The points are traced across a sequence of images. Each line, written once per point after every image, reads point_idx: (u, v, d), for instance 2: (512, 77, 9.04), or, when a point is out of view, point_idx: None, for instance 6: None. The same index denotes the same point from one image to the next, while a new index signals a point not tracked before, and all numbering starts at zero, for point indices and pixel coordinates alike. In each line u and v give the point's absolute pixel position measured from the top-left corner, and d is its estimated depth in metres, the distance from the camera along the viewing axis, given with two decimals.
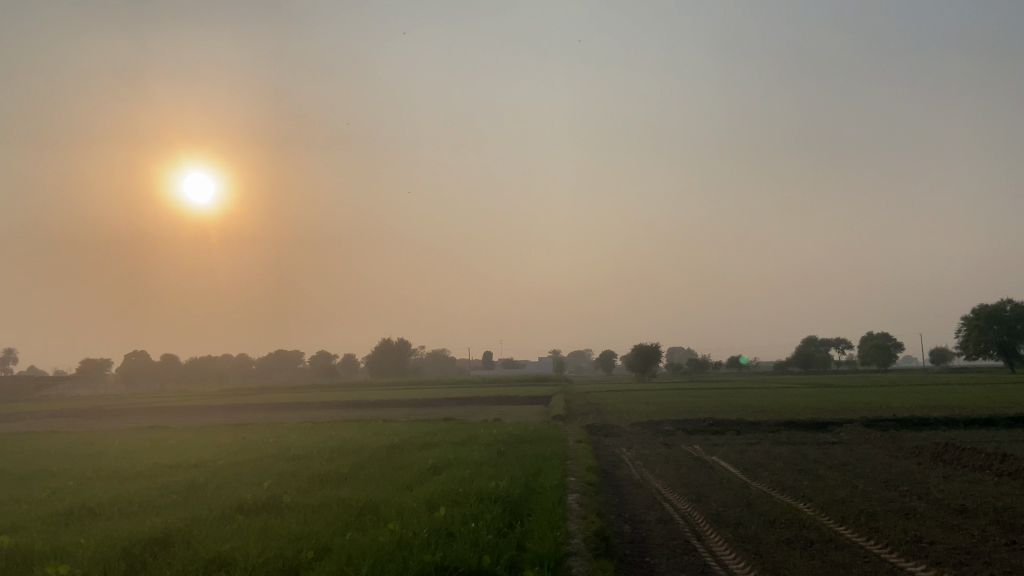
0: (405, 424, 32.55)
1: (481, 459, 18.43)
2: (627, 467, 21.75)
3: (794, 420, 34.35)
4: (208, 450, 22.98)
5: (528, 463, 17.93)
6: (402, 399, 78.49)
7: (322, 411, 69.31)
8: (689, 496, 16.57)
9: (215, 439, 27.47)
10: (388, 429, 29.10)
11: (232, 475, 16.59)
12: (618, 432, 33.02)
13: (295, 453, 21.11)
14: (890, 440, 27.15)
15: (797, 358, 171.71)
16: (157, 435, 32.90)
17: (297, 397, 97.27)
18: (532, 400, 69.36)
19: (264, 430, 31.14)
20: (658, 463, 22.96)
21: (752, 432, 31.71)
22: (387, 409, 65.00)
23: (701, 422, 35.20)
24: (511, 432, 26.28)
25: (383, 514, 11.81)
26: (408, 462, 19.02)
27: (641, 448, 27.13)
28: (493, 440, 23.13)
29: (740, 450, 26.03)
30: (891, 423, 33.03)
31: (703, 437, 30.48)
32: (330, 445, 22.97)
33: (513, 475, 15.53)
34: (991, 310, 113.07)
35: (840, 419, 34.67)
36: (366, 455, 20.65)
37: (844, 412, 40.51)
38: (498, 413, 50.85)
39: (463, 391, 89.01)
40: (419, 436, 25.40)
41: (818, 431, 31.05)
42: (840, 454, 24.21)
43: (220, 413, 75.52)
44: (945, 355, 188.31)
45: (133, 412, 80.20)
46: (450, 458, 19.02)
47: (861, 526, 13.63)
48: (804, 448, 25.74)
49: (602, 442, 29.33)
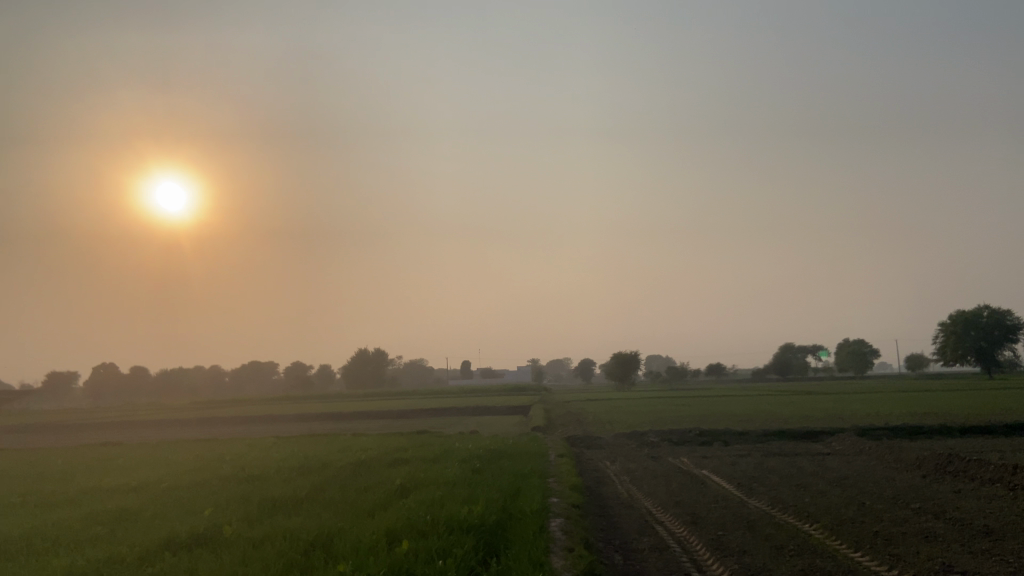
0: (377, 437, 30.87)
1: (454, 479, 16.73)
2: (613, 483, 20.19)
3: (784, 430, 33.02)
4: (159, 470, 21.17)
5: (505, 482, 16.30)
6: (378, 410, 76.55)
7: (295, 423, 67.18)
8: (684, 517, 14.99)
9: (170, 456, 25.58)
10: (358, 443, 27.31)
11: (174, 502, 14.82)
12: (601, 444, 31.41)
13: (250, 474, 19.29)
14: (887, 450, 25.78)
15: (775, 365, 171.47)
16: (112, 452, 30.92)
17: (270, 409, 94.85)
18: (510, 410, 67.67)
19: (225, 446, 29.28)
20: (645, 478, 21.37)
21: (741, 442, 30.31)
22: (362, 421, 63.08)
23: (687, 432, 33.75)
24: (489, 446, 24.62)
25: (336, 550, 10.13)
26: (375, 482, 17.32)
27: (625, 462, 25.47)
28: (467, 456, 21.42)
29: (730, 463, 24.51)
30: (884, 431, 31.76)
31: (689, 449, 29.00)
32: (291, 464, 21.15)
33: (490, 497, 13.90)
34: (967, 317, 112.90)
35: (831, 428, 33.36)
36: (328, 474, 18.88)
37: (832, 420, 39.28)
38: (476, 424, 49.18)
39: (441, 401, 87.33)
40: (389, 452, 23.62)
41: (811, 441, 29.69)
42: (837, 466, 22.77)
43: (190, 426, 73.03)
44: (920, 363, 189.91)
45: (97, 427, 77.32)
46: (421, 477, 17.34)
47: (880, 553, 12.14)
48: (798, 461, 24.23)
49: (584, 455, 27.65)
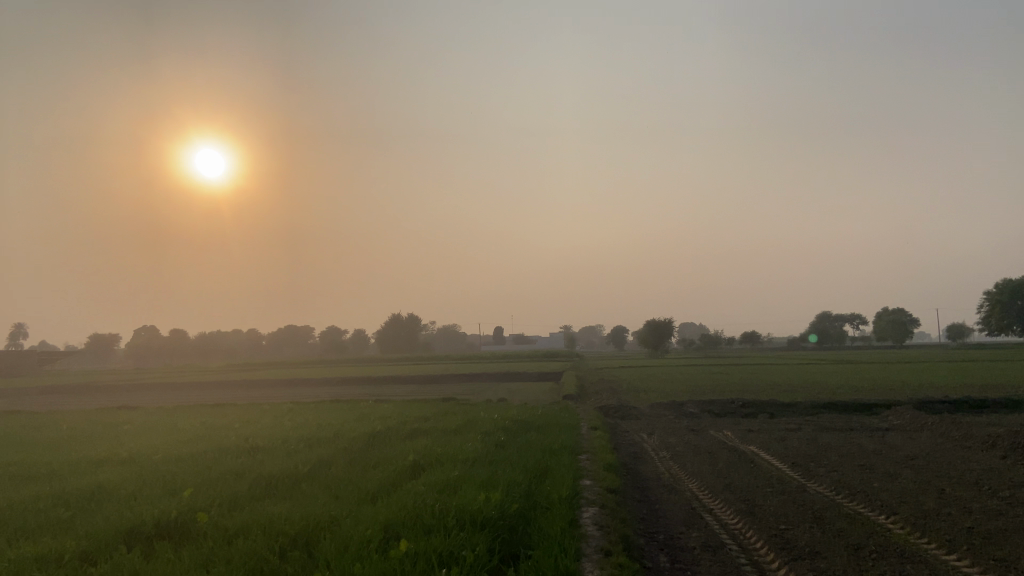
0: (399, 406, 29.12)
1: (475, 455, 14.84)
2: (651, 461, 18.20)
3: (834, 401, 30.75)
4: (161, 438, 19.65)
5: (531, 461, 14.40)
6: (407, 375, 75.40)
7: (324, 387, 66.24)
8: (738, 505, 12.95)
9: (178, 422, 24.08)
10: (379, 412, 25.64)
11: (156, 480, 13.12)
12: (636, 415, 29.46)
13: (253, 445, 17.60)
14: (953, 426, 23.44)
15: (811, 334, 167.94)
16: (126, 415, 29.65)
17: (301, 372, 94.41)
18: (541, 377, 66.00)
19: (240, 411, 27.83)
20: (687, 454, 19.31)
21: (788, 415, 28.14)
22: (390, 385, 61.87)
23: (728, 403, 31.61)
24: (514, 416, 22.77)
25: (320, 550, 8.28)
26: (388, 457, 15.48)
27: (664, 435, 23.40)
28: (491, 428, 19.55)
29: (780, 438, 22.33)
30: (945, 404, 29.34)
31: (733, 422, 26.82)
32: (301, 434, 19.46)
33: (515, 480, 12.02)
34: (1015, 286, 108.21)
35: (885, 400, 31.04)
36: (338, 447, 17.14)
37: (884, 391, 36.87)
38: (505, 391, 47.55)
39: (472, 366, 86.21)
40: (409, 421, 21.83)
41: (865, 415, 27.42)
42: (901, 444, 20.51)
43: (218, 389, 72.50)
44: (963, 332, 185.87)
45: (131, 389, 77.33)
46: (437, 452, 15.48)
47: (981, 555, 10.02)
48: (856, 437, 21.97)
49: (619, 427, 25.70)
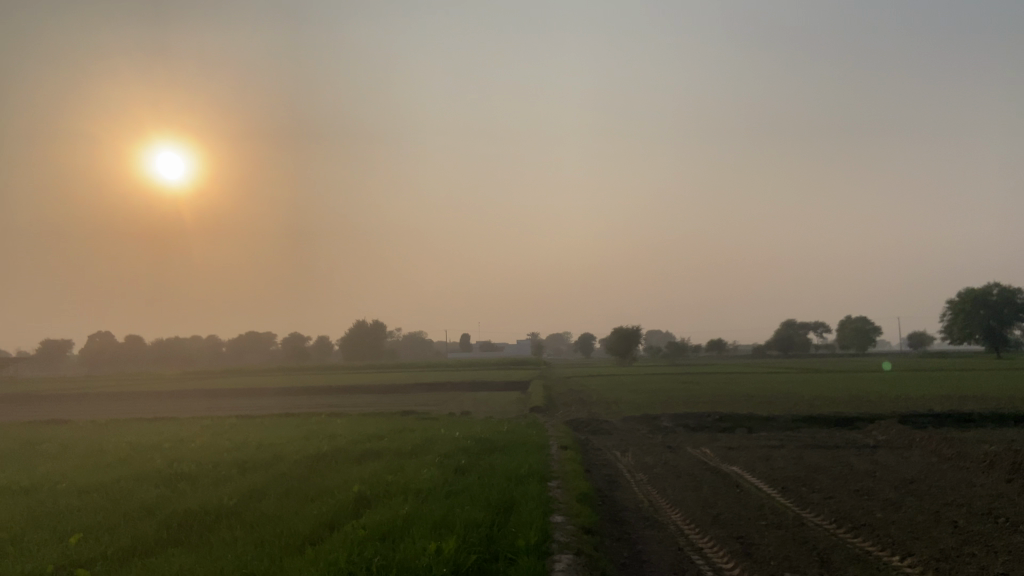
0: (353, 420, 27.08)
1: (428, 484, 13.03)
2: (628, 486, 16.51)
3: (814, 415, 29.33)
4: (78, 461, 17.54)
5: (493, 490, 12.65)
6: (371, 383, 73.13)
7: (282, 397, 63.72)
8: (731, 544, 11.30)
9: (104, 441, 21.82)
10: (330, 428, 23.62)
11: (49, 519, 11.17)
12: (608, 430, 27.81)
13: (178, 471, 15.58)
14: (944, 443, 22.02)
15: (776, 341, 168.50)
16: (55, 431, 27.29)
17: (261, 381, 91.55)
18: (507, 386, 64.22)
19: (179, 427, 25.64)
20: (667, 477, 17.67)
21: (767, 430, 26.69)
22: (350, 396, 59.58)
23: (704, 416, 30.01)
24: (476, 434, 20.99)
25: None
26: (329, 487, 13.61)
27: (639, 454, 21.68)
28: (451, 449, 17.67)
29: (763, 456, 20.76)
30: (927, 418, 28.10)
31: (710, 438, 25.25)
32: (235, 457, 17.43)
33: (474, 518, 10.22)
34: (977, 295, 108.80)
35: (865, 414, 29.72)
36: (276, 473, 15.18)
37: (861, 403, 35.66)
38: (470, 402, 45.64)
39: (437, 375, 84.20)
40: (361, 441, 19.90)
41: (847, 430, 26.07)
42: (893, 464, 19.00)
43: (170, 398, 69.52)
44: (924, 340, 187.91)
45: (81, 398, 74.15)
46: (385, 480, 13.64)
47: None
48: (844, 456, 20.52)
49: (589, 444, 23.94)
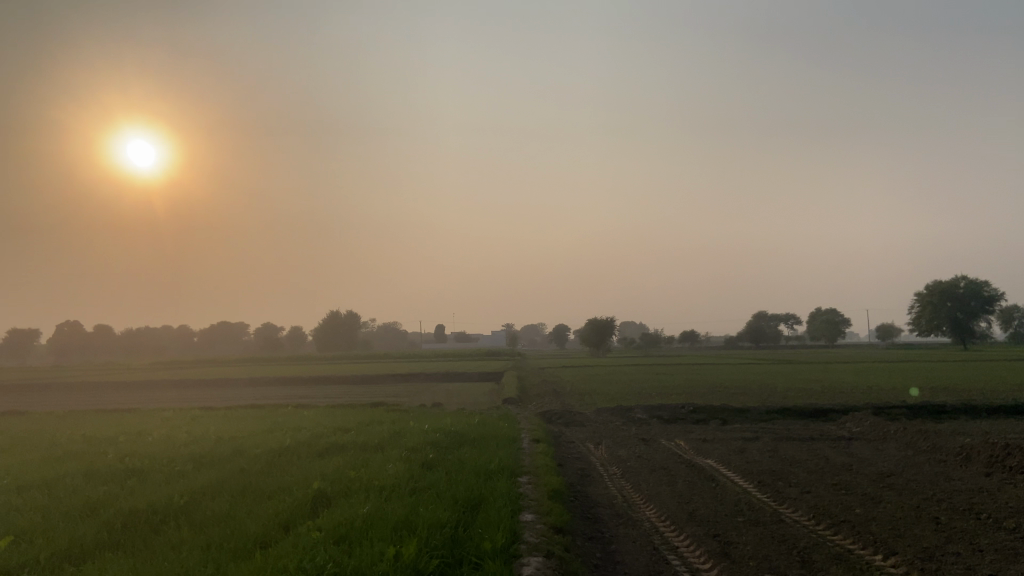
0: (321, 412, 26.39)
1: (393, 481, 12.42)
2: (601, 480, 16.00)
3: (788, 406, 29.11)
4: (25, 455, 16.73)
5: (460, 487, 12.08)
6: (343, 374, 72.32)
7: (252, 388, 62.73)
8: (707, 543, 10.83)
9: (59, 433, 20.97)
10: (296, 421, 22.95)
11: None
12: (581, 422, 27.37)
13: (129, 468, 14.80)
14: (919, 435, 21.81)
15: (747, 333, 169.79)
16: (10, 422, 26.33)
17: (231, 371, 90.28)
18: (480, 377, 63.76)
19: (140, 419, 24.78)
20: (641, 471, 17.19)
21: (741, 421, 26.41)
22: (321, 387, 58.73)
23: (678, 408, 29.68)
24: (446, 427, 20.41)
25: None
26: (288, 483, 12.96)
27: (613, 447, 21.20)
28: (419, 443, 17.03)
29: (738, 449, 20.39)
30: (901, 409, 27.99)
31: (684, 430, 24.89)
32: (192, 453, 16.67)
33: (438, 519, 9.61)
34: (945, 288, 110.17)
35: (839, 405, 29.57)
36: (232, 470, 14.46)
37: (835, 395, 35.62)
38: (443, 394, 45.09)
39: (411, 365, 83.52)
40: (326, 434, 19.22)
41: (822, 421, 25.85)
42: (869, 457, 18.69)
43: (137, 389, 68.24)
44: (891, 332, 190.31)
45: (46, 388, 72.53)
46: (347, 476, 13.02)
47: None
48: (819, 448, 20.21)
49: (562, 437, 23.47)
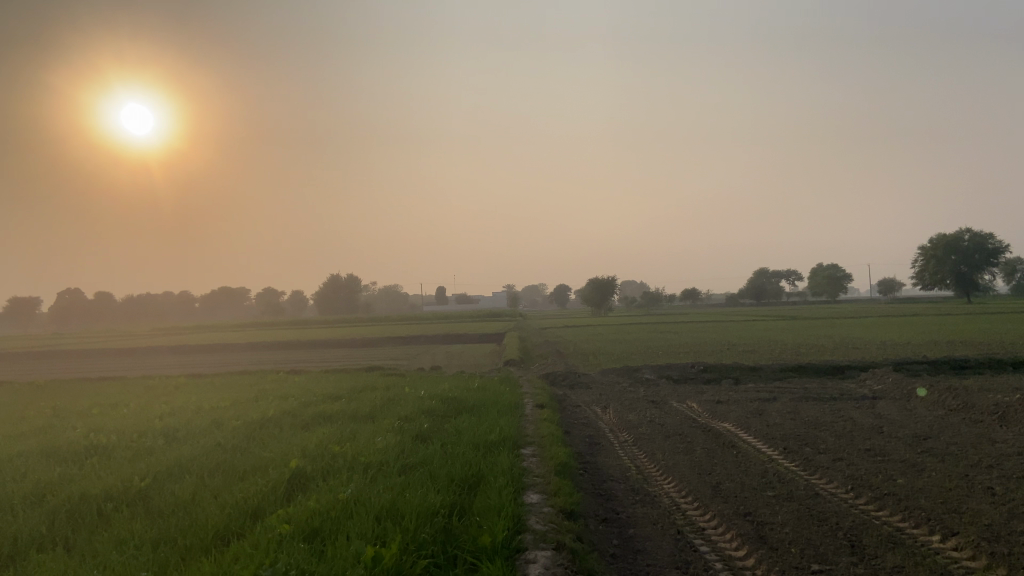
0: (314, 377, 25.12)
1: (381, 456, 11.06)
2: (612, 449, 14.71)
3: (804, 364, 27.85)
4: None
5: (458, 463, 10.74)
6: (343, 337, 71.27)
7: (250, 352, 61.61)
8: (738, 523, 9.48)
9: (30, 405, 19.67)
10: (285, 388, 21.67)
11: None
12: (586, 384, 26.17)
13: (93, 444, 13.43)
14: (947, 393, 20.54)
15: (749, 290, 168.60)
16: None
17: (230, 336, 89.24)
18: (480, 339, 62.60)
19: (122, 388, 23.47)
20: (654, 437, 15.88)
21: (755, 380, 25.21)
22: (319, 351, 57.60)
23: (688, 367, 28.47)
24: (443, 392, 19.14)
25: None
26: (267, 460, 11.62)
27: (622, 411, 19.85)
28: (413, 411, 15.66)
29: (755, 411, 19.10)
30: (923, 365, 26.71)
31: (695, 390, 23.64)
32: (166, 426, 15.32)
33: (428, 505, 8.23)
34: (949, 241, 108.47)
35: (858, 362, 28.28)
36: (208, 445, 13.14)
37: (849, 351, 34.41)
38: (443, 356, 43.93)
39: (413, 328, 82.51)
40: (315, 403, 17.90)
41: (841, 380, 24.61)
42: (899, 418, 17.34)
43: (132, 356, 67.08)
44: (893, 286, 188.64)
45: (42, 356, 71.31)
46: (331, 451, 11.69)
47: None
48: (843, 409, 18.94)
49: (566, 401, 22.18)
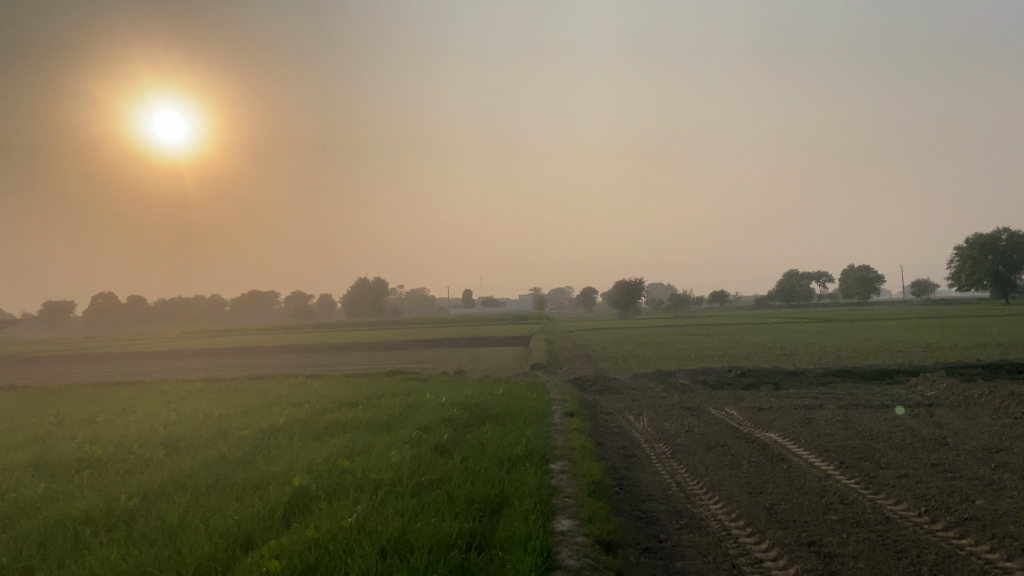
0: (333, 382, 24.07)
1: (395, 473, 9.87)
2: (649, 463, 13.40)
3: (847, 368, 26.30)
4: None
5: (479, 481, 9.54)
6: (367, 341, 70.48)
7: (273, 357, 60.88)
8: (802, 554, 8.17)
9: (34, 412, 18.78)
10: (301, 394, 20.67)
11: None
12: (617, 389, 24.90)
13: (86, 456, 12.42)
14: (1010, 399, 18.99)
15: (779, 291, 165.69)
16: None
17: (254, 339, 88.88)
18: (506, 342, 61.44)
19: (133, 394, 22.57)
20: (694, 450, 14.57)
21: (796, 386, 23.77)
22: (342, 354, 56.73)
23: (724, 371, 27.08)
24: (465, 398, 17.96)
25: None
26: (269, 476, 10.51)
27: (657, 419, 18.53)
28: (433, 420, 14.51)
29: (801, 419, 17.68)
30: (976, 368, 25.11)
31: (733, 396, 22.27)
32: (169, 435, 14.30)
33: (443, 536, 7.05)
34: (986, 240, 105.24)
35: (906, 366, 26.71)
36: (210, 457, 12.08)
37: (893, 354, 32.81)
38: (469, 359, 42.76)
39: (439, 330, 81.62)
40: (329, 411, 16.80)
41: (891, 385, 23.07)
42: (963, 429, 15.86)
43: (156, 359, 66.74)
44: (927, 287, 184.33)
45: (69, 359, 71.23)
46: (338, 467, 10.52)
47: None
48: (897, 417, 17.49)
49: (597, 407, 20.94)
